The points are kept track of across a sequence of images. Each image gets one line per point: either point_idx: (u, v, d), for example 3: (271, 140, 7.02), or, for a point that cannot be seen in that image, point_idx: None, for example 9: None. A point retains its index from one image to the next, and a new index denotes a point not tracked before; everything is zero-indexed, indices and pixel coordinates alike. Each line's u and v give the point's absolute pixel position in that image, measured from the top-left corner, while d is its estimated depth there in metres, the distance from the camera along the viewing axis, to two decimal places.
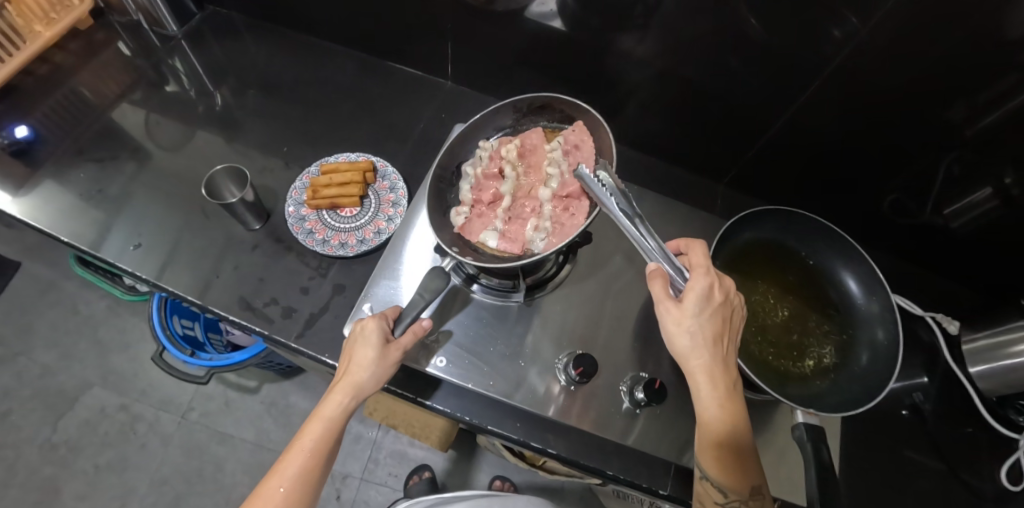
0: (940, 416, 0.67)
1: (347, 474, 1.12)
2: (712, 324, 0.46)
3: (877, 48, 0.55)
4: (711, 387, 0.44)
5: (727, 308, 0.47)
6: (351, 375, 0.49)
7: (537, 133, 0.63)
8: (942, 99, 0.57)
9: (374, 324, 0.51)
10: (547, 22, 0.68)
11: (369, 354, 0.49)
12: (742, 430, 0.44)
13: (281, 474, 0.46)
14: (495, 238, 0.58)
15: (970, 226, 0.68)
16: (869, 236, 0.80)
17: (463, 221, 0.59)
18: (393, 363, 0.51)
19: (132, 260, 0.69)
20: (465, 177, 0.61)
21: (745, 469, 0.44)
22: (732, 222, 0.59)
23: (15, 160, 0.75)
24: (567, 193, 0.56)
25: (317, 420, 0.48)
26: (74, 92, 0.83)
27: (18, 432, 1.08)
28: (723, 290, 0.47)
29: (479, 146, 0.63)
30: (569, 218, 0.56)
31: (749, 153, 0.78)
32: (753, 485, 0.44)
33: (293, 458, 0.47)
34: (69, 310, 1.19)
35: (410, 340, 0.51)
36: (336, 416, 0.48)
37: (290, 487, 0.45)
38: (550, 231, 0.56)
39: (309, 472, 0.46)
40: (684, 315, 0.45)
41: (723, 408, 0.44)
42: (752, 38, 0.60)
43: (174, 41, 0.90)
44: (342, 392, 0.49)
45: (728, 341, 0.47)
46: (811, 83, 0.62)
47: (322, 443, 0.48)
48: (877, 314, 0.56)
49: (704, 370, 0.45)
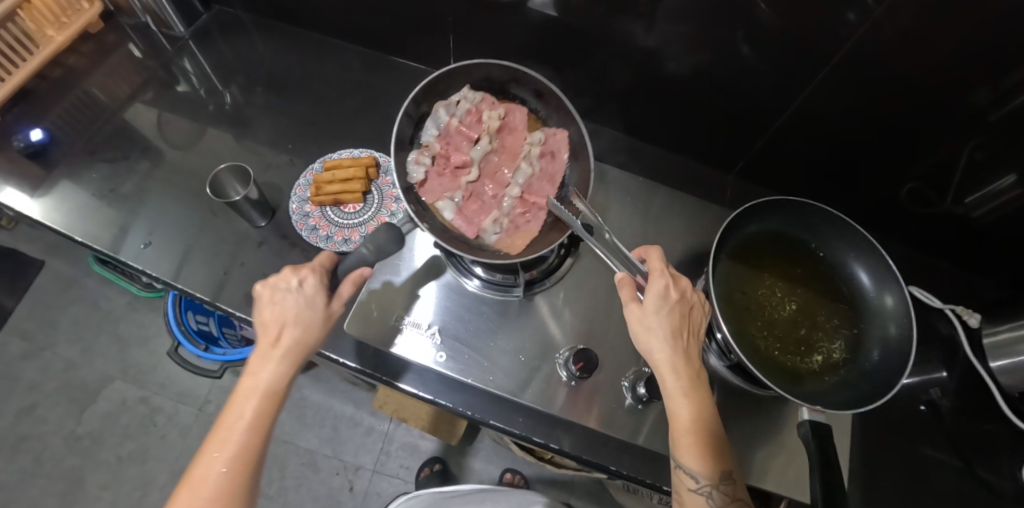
0: (958, 412, 0.65)
1: (359, 466, 1.14)
2: (670, 320, 0.46)
3: (893, 29, 0.53)
4: (675, 379, 0.45)
5: (686, 306, 0.48)
6: (289, 335, 0.46)
7: (521, 112, 0.62)
8: (965, 83, 0.55)
9: (312, 280, 0.48)
10: (552, 13, 0.67)
11: (311, 311, 0.47)
12: (706, 417, 0.43)
13: (223, 452, 0.41)
14: (451, 210, 0.58)
15: (993, 215, 0.65)
16: (885, 226, 0.77)
17: (422, 177, 0.59)
18: (333, 318, 0.49)
19: (142, 258, 0.70)
20: (435, 119, 0.60)
21: (714, 451, 0.42)
22: (739, 212, 0.57)
23: (31, 161, 0.77)
24: (532, 197, 0.58)
25: (252, 392, 0.44)
26: (86, 94, 0.85)
27: (43, 424, 1.12)
28: (680, 289, 0.48)
29: (461, 92, 0.60)
30: (525, 223, 0.58)
31: (759, 143, 0.76)
32: (724, 470, 0.42)
33: (232, 431, 0.42)
34: (91, 306, 1.23)
35: (349, 290, 0.50)
36: (272, 383, 0.45)
37: (234, 463, 0.41)
38: (505, 230, 0.58)
39: (251, 446, 0.42)
40: (644, 313, 0.46)
41: (687, 396, 0.44)
42: (762, 23, 0.58)
43: (182, 41, 0.91)
44: (284, 352, 0.46)
45: (689, 335, 0.47)
46: (825, 65, 0.60)
47: (263, 412, 0.44)
48: (890, 308, 0.54)
49: (665, 363, 0.45)
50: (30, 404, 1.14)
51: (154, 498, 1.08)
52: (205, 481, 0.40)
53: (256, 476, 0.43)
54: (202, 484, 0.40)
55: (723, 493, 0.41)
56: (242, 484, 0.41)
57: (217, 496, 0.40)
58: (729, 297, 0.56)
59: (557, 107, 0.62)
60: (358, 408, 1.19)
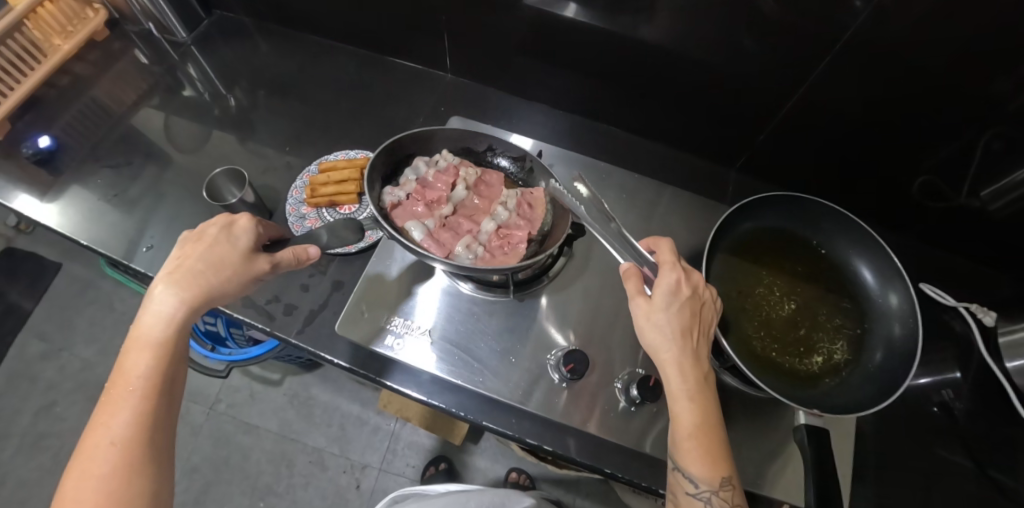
0: (974, 414, 0.62)
1: (366, 464, 1.15)
2: (679, 317, 0.44)
3: (897, 15, 0.51)
4: (681, 380, 0.43)
5: (697, 302, 0.46)
6: (193, 277, 0.43)
7: (499, 174, 0.64)
8: (983, 69, 0.52)
9: (238, 233, 0.47)
10: (547, 9, 0.66)
11: (227, 255, 0.45)
12: (711, 420, 0.42)
13: (117, 406, 0.38)
14: (421, 231, 0.57)
15: (1009, 210, 0.62)
16: (895, 220, 0.75)
17: (395, 202, 0.59)
18: (254, 273, 0.47)
19: (143, 260, 0.71)
20: (414, 169, 0.62)
21: (717, 458, 0.41)
22: (734, 209, 0.56)
23: (39, 167, 0.79)
24: (508, 231, 0.59)
25: (141, 347, 0.40)
26: (93, 100, 0.87)
27: (62, 422, 1.16)
28: (692, 284, 0.46)
29: (442, 153, 0.64)
30: (502, 254, 0.57)
31: (761, 135, 0.74)
32: (725, 476, 0.41)
33: (118, 396, 0.38)
34: (106, 307, 1.26)
35: (287, 254, 0.50)
36: (166, 334, 0.41)
37: (133, 416, 0.38)
38: (479, 256, 0.57)
39: (150, 397, 0.39)
40: (652, 310, 0.45)
41: (693, 397, 0.42)
42: (762, 10, 0.56)
43: (185, 46, 0.93)
44: (178, 302, 0.42)
45: (700, 333, 0.45)
46: (832, 49, 0.58)
47: (161, 361, 0.40)
48: (895, 307, 0.52)
49: (672, 363, 0.43)
50: (48, 403, 1.17)
51: None
52: (100, 437, 0.37)
53: (163, 431, 0.40)
54: (97, 442, 0.37)
55: (722, 499, 0.40)
56: (145, 439, 0.38)
57: (115, 453, 0.37)
58: (725, 295, 0.54)
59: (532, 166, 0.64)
60: (364, 407, 1.20)
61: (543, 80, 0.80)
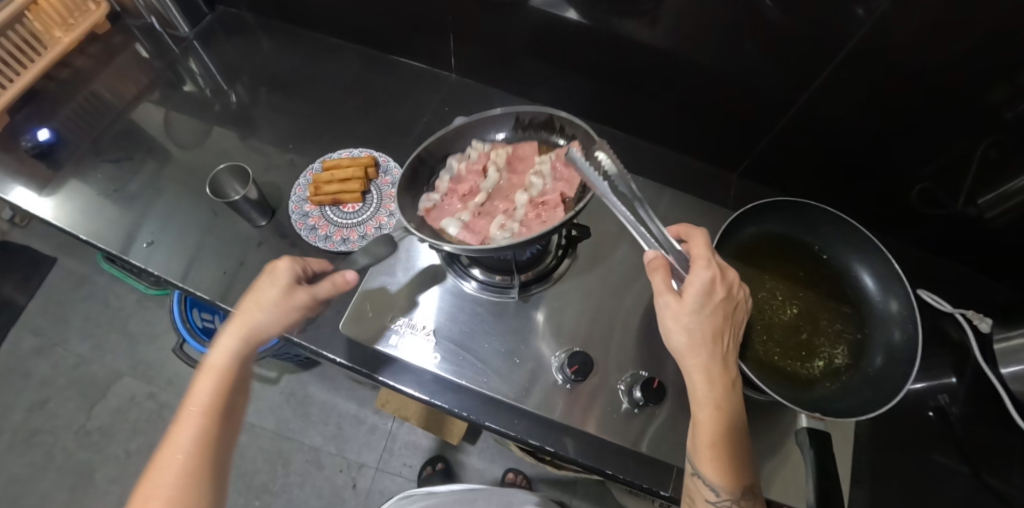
0: (968, 418, 0.63)
1: (363, 463, 1.14)
2: (710, 323, 0.44)
3: (897, 25, 0.52)
4: (708, 388, 0.43)
5: (729, 305, 0.45)
6: (246, 315, 0.47)
7: (530, 145, 0.61)
8: (981, 78, 0.52)
9: (281, 267, 0.50)
10: (552, 10, 0.66)
11: (269, 291, 0.48)
12: (736, 429, 0.42)
13: (184, 423, 0.42)
14: (457, 226, 0.56)
15: (1006, 218, 0.63)
16: (894, 227, 0.76)
17: (430, 206, 0.58)
18: (300, 305, 0.49)
19: (144, 256, 0.71)
20: (446, 167, 0.61)
21: (737, 466, 0.42)
22: (739, 213, 0.57)
23: (38, 161, 0.78)
24: (543, 200, 0.55)
25: (207, 373, 0.45)
26: (93, 94, 0.86)
27: (55, 418, 1.15)
28: (725, 285, 0.45)
29: (471, 142, 0.63)
30: (538, 224, 0.53)
31: (763, 140, 0.74)
32: (745, 485, 0.42)
33: (187, 416, 0.42)
34: (101, 303, 1.25)
35: (327, 286, 0.51)
36: (227, 363, 0.45)
37: (197, 434, 0.42)
38: (514, 232, 0.53)
39: (211, 417, 0.43)
40: (682, 313, 0.44)
41: (722, 406, 0.42)
42: (766, 17, 0.57)
43: (187, 41, 0.92)
44: (237, 334, 0.46)
45: (729, 338, 0.45)
46: (835, 59, 0.58)
47: (223, 387, 0.44)
48: (895, 313, 0.53)
49: (700, 369, 0.43)
50: (42, 399, 1.16)
51: None
52: (168, 450, 0.41)
53: (221, 449, 0.43)
54: (164, 454, 0.41)
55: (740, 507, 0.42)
56: (206, 454, 0.42)
57: (178, 465, 0.40)
58: None
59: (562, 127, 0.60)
60: (361, 406, 1.19)
61: (548, 81, 0.81)
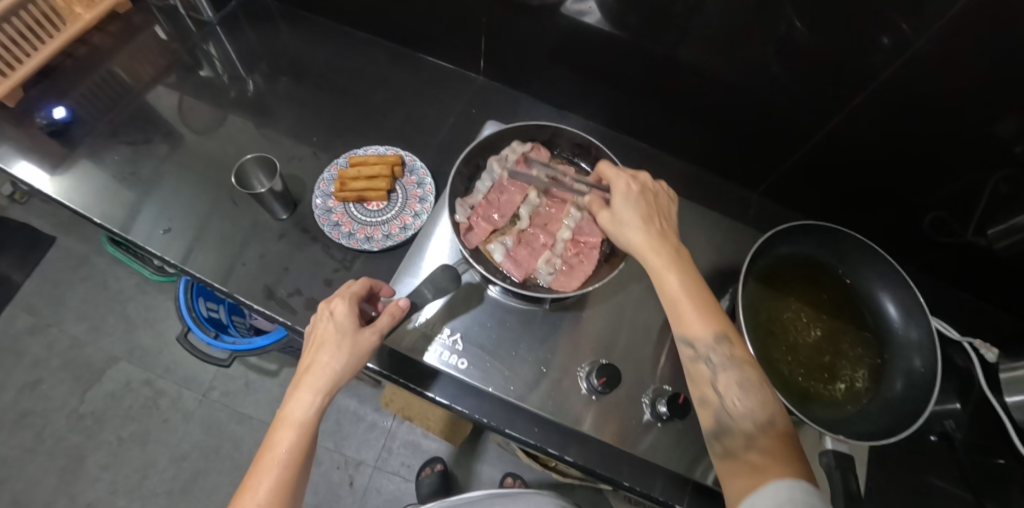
0: (972, 444, 0.64)
1: (361, 461, 1.13)
2: (637, 207, 0.48)
3: (920, 60, 0.52)
4: (655, 254, 0.45)
5: (649, 195, 0.50)
6: (320, 365, 0.47)
7: (569, 171, 0.63)
8: (995, 112, 0.53)
9: (343, 308, 0.50)
10: (583, 18, 0.66)
11: (338, 337, 0.48)
12: (694, 283, 0.44)
13: (263, 475, 0.43)
14: (501, 253, 0.59)
15: (1014, 250, 0.64)
16: (905, 254, 0.77)
17: (466, 222, 0.59)
18: (367, 348, 0.49)
19: (160, 244, 0.70)
20: (488, 172, 0.62)
21: (709, 315, 0.43)
22: (772, 234, 0.58)
23: (53, 139, 0.77)
24: (583, 238, 0.58)
25: (287, 425, 0.45)
26: (110, 74, 0.85)
27: (48, 400, 1.12)
28: (639, 181, 0.50)
29: (511, 146, 0.64)
30: (579, 262, 0.57)
31: (789, 161, 0.75)
32: (719, 332, 0.42)
33: (265, 469, 0.43)
34: (100, 284, 1.22)
35: (386, 321, 0.50)
36: (307, 418, 0.45)
37: (273, 487, 0.42)
38: (558, 270, 0.58)
39: (289, 471, 0.43)
40: (614, 213, 0.48)
41: (669, 266, 0.44)
42: (797, 43, 0.57)
43: (210, 26, 0.91)
44: (312, 383, 0.46)
45: (662, 218, 0.48)
46: (856, 94, 0.60)
47: (302, 439, 0.45)
48: (915, 341, 0.54)
49: (643, 244, 0.45)
50: (34, 380, 1.14)
51: (152, 481, 1.08)
52: (247, 501, 0.42)
53: (294, 502, 0.44)
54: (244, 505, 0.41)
55: (720, 355, 0.42)
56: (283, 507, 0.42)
57: None
58: (756, 320, 0.56)
59: (597, 155, 0.64)
60: (361, 404, 1.18)
61: (573, 90, 0.81)
